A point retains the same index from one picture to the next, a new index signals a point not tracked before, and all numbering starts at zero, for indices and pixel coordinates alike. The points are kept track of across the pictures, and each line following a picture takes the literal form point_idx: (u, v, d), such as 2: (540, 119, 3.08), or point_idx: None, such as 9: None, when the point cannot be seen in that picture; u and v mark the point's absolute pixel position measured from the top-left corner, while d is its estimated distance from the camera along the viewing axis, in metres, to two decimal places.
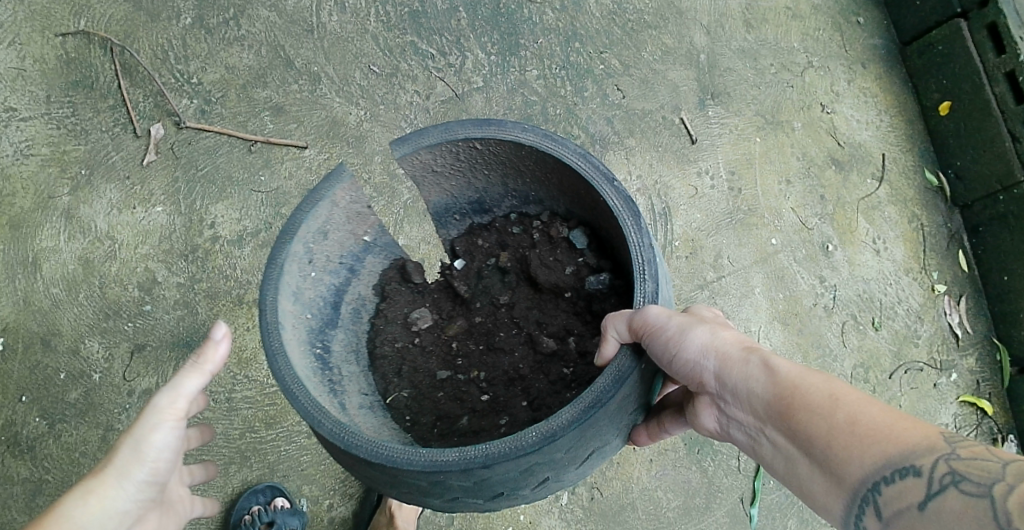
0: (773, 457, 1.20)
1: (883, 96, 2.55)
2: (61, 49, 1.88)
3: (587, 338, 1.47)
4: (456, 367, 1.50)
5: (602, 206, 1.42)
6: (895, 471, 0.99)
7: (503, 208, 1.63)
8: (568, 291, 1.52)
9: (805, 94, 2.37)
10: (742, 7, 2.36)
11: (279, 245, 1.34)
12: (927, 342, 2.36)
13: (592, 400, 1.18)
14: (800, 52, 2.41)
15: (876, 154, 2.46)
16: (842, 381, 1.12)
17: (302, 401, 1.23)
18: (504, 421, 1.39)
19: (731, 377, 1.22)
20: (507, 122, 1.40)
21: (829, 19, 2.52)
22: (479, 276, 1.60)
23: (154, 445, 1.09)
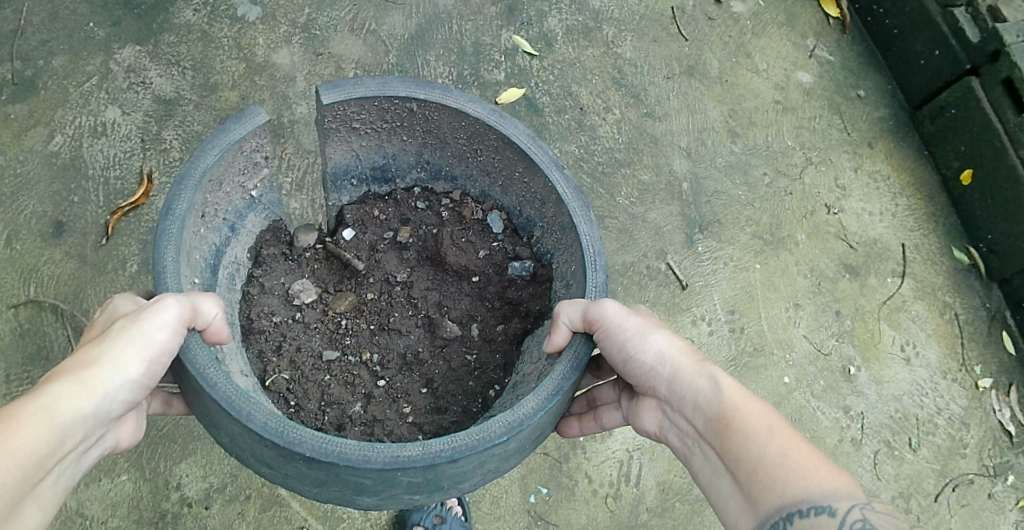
0: (700, 467, 1.23)
1: (896, 171, 2.29)
2: (14, 321, 1.69)
3: (491, 325, 1.54)
4: (345, 348, 1.49)
5: (536, 188, 1.50)
6: (812, 506, 1.00)
7: (405, 181, 1.67)
8: (476, 275, 1.57)
9: (807, 199, 2.16)
10: (725, 115, 2.16)
11: (171, 195, 1.25)
12: (976, 450, 2.12)
13: (554, 388, 1.23)
14: (796, 151, 2.19)
15: (895, 246, 2.23)
16: (780, 415, 1.15)
17: (221, 389, 1.12)
18: (408, 409, 1.43)
19: (681, 387, 1.25)
20: (453, 90, 1.46)
21: (826, 102, 2.27)
22: (371, 251, 1.60)
23: (156, 343, 1.07)
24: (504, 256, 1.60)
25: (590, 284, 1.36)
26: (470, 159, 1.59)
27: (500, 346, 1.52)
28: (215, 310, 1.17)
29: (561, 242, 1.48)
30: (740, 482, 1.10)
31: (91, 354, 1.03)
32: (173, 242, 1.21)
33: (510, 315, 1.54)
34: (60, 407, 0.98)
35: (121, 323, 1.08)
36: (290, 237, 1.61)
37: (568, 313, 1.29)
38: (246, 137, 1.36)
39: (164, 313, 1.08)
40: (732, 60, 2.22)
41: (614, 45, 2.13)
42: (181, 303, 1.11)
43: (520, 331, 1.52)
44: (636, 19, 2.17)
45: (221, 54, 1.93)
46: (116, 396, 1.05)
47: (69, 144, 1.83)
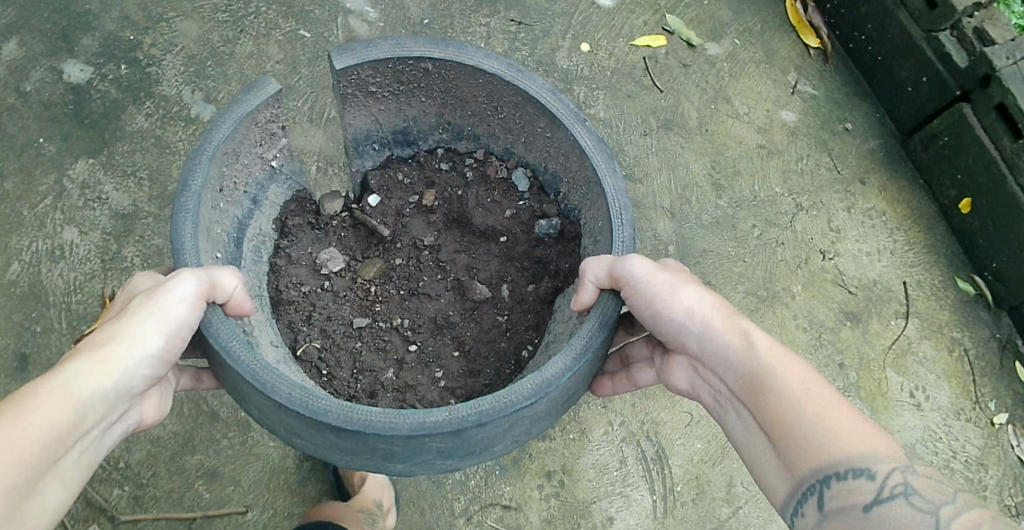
0: (732, 425, 1.24)
1: (891, 206, 2.19)
2: None
3: (521, 285, 1.62)
4: (375, 315, 1.60)
5: (559, 143, 1.55)
6: (851, 470, 1.01)
7: (427, 144, 1.76)
8: (503, 235, 1.67)
9: (800, 247, 2.06)
10: (707, 167, 2.05)
11: (188, 169, 1.31)
12: (996, 491, 1.98)
13: (581, 348, 1.22)
14: (785, 197, 2.09)
15: (896, 289, 2.12)
16: (815, 372, 1.13)
17: (246, 362, 1.15)
18: (440, 373, 1.53)
19: (713, 346, 1.21)
20: (467, 47, 1.52)
21: (813, 141, 2.17)
22: (397, 216, 1.71)
23: (172, 318, 1.10)
24: (530, 214, 1.68)
25: (617, 241, 1.35)
26: (491, 119, 1.65)
27: (530, 306, 1.59)
28: (232, 283, 1.20)
29: (587, 198, 1.52)
30: (776, 443, 1.10)
31: (109, 331, 1.06)
32: (190, 217, 1.25)
33: (539, 273, 1.62)
34: (81, 384, 1.00)
35: (137, 302, 1.11)
36: (316, 207, 1.71)
37: (595, 270, 1.28)
38: (255, 109, 1.41)
39: (180, 288, 1.11)
40: (711, 107, 2.12)
41: (586, 106, 2.04)
42: (198, 278, 1.14)
43: (552, 290, 1.59)
44: (607, 75, 2.08)
45: (177, 160, 1.85)
46: (136, 372, 1.07)
47: (28, 271, 1.76)
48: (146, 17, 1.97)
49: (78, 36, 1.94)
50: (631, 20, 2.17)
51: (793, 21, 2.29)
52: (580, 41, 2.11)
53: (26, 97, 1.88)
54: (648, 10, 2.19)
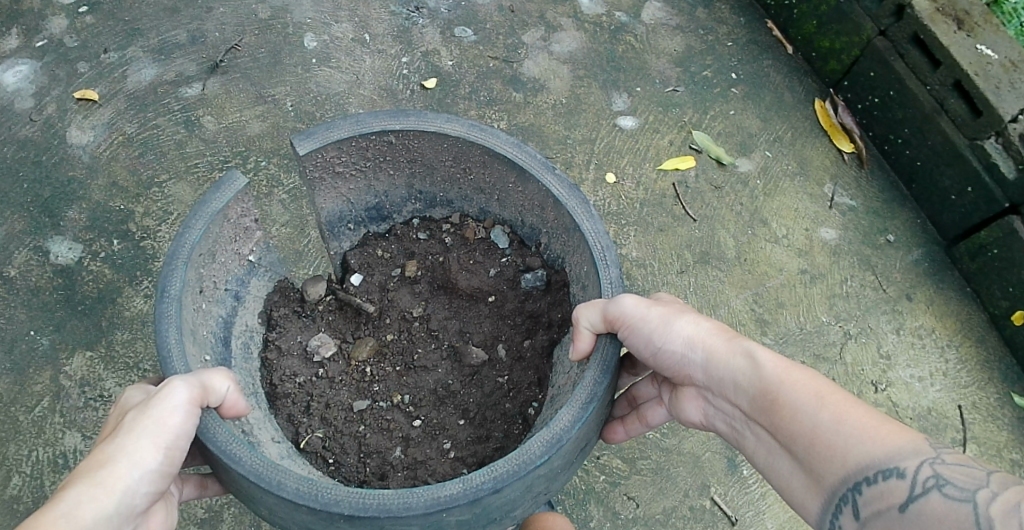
0: (755, 449, 1.18)
1: (941, 323, 2.00)
2: None
3: (517, 342, 1.48)
4: (374, 395, 1.44)
5: (533, 195, 1.45)
6: (879, 471, 0.93)
7: (402, 215, 1.63)
8: (491, 295, 1.53)
9: (851, 381, 1.86)
10: (748, 302, 1.88)
11: (164, 275, 1.21)
12: None
13: (587, 396, 1.15)
14: (832, 326, 1.91)
15: (953, 418, 1.89)
16: (826, 380, 1.06)
17: (248, 462, 1.06)
18: (448, 444, 1.38)
19: (718, 371, 1.16)
20: (428, 114, 1.44)
21: (856, 258, 2.02)
22: (382, 291, 1.55)
23: (172, 430, 0.99)
24: (516, 270, 1.55)
25: (605, 282, 1.28)
26: (462, 179, 1.54)
27: (531, 363, 1.46)
28: (225, 384, 1.10)
29: (573, 246, 1.40)
30: (799, 458, 1.03)
31: (104, 451, 0.94)
32: (172, 319, 1.16)
33: (534, 328, 1.49)
34: (82, 512, 0.89)
35: (131, 415, 0.99)
36: (299, 293, 1.56)
37: (588, 317, 1.20)
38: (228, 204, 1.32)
39: (175, 397, 1.00)
40: (749, 232, 1.97)
41: (617, 245, 1.88)
42: (189, 383, 1.03)
43: (548, 343, 1.46)
44: (636, 208, 1.93)
45: None
46: (139, 494, 0.96)
47: (29, 486, 1.53)
48: (136, 183, 1.81)
49: (63, 208, 1.78)
50: (655, 141, 2.03)
51: (824, 126, 2.17)
52: (603, 171, 1.96)
53: (9, 283, 1.71)
54: (672, 128, 2.06)
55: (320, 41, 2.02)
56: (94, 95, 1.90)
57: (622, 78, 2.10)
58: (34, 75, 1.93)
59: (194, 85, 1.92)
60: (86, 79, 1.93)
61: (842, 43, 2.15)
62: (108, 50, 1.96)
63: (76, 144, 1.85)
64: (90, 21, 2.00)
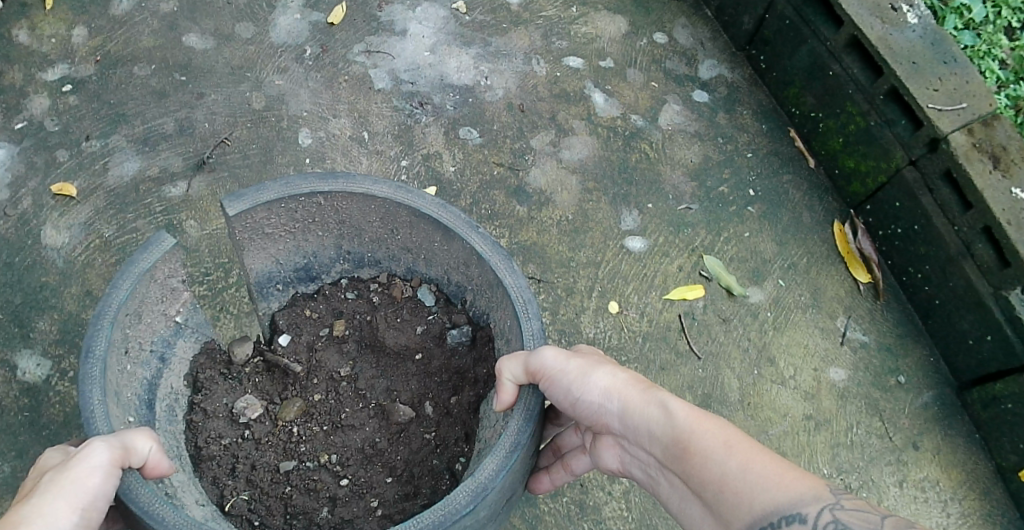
0: (670, 494, 1.22)
1: (947, 474, 1.88)
2: None
3: (445, 398, 1.45)
4: (301, 456, 1.39)
5: (457, 253, 1.44)
6: (783, 517, 0.96)
7: (331, 275, 1.59)
8: (419, 352, 1.50)
9: None
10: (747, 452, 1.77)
11: (89, 334, 1.16)
12: None
13: (511, 444, 1.16)
14: (832, 479, 1.80)
15: None
16: (733, 426, 1.11)
17: (169, 523, 1.01)
18: (376, 502, 1.33)
19: (634, 423, 1.19)
20: (356, 175, 1.41)
21: (863, 402, 1.92)
22: (309, 351, 1.50)
23: (88, 490, 0.96)
24: (443, 327, 1.52)
25: (527, 335, 1.29)
26: (388, 240, 1.52)
27: (457, 418, 1.42)
28: (148, 444, 1.06)
29: (497, 307, 1.40)
30: (710, 505, 1.07)
31: (15, 514, 0.90)
32: (98, 378, 1.11)
33: (461, 383, 1.45)
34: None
35: (46, 479, 0.96)
36: (226, 355, 1.51)
37: (511, 370, 1.21)
38: (156, 265, 1.28)
39: (94, 458, 0.97)
40: (754, 373, 1.87)
41: None
42: (109, 444, 1.00)
43: (475, 399, 1.42)
44: (638, 342, 1.83)
45: None
46: None
47: None
48: None
49: (33, 318, 1.68)
50: (663, 266, 1.92)
51: (842, 252, 2.06)
52: (607, 299, 1.85)
53: None
54: (682, 252, 1.95)
55: (314, 138, 1.89)
56: (71, 190, 1.79)
57: (633, 193, 1.98)
58: (11, 161, 1.82)
59: (178, 186, 1.81)
60: (65, 170, 1.82)
61: (868, 165, 2.03)
62: (90, 138, 1.84)
63: (50, 245, 1.75)
64: (72, 103, 1.88)
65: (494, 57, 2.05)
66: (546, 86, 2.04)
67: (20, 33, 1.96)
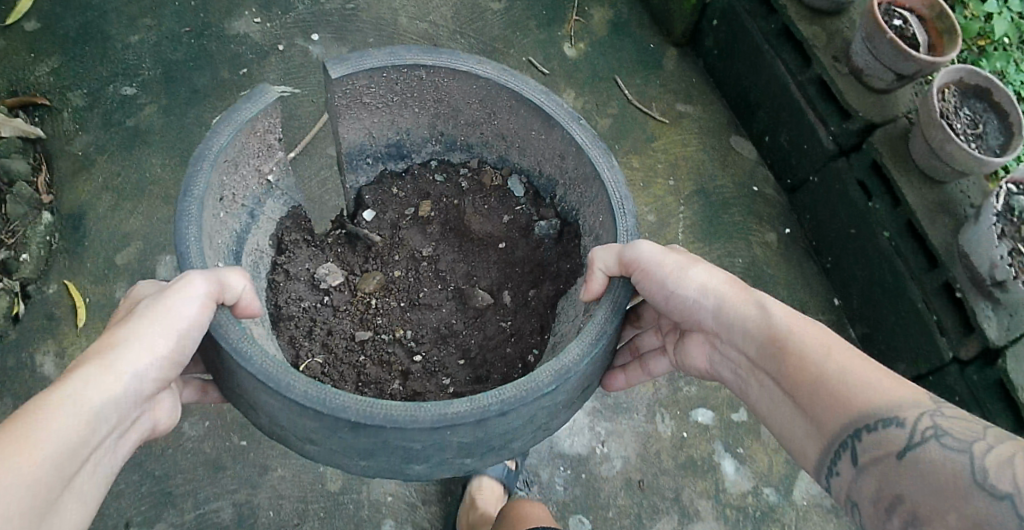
0: (758, 396, 1.59)
1: None
2: None
3: (524, 290, 2.09)
4: (380, 329, 2.02)
5: (554, 142, 2.01)
6: (880, 419, 1.27)
7: (419, 156, 2.28)
8: (501, 242, 2.16)
9: None
10: None
11: (192, 172, 1.66)
12: None
13: (596, 334, 1.57)
14: None
15: None
16: (830, 333, 1.44)
17: (259, 363, 1.45)
18: (448, 380, 1.95)
19: (729, 316, 1.57)
20: (459, 57, 1.95)
21: None
22: (394, 228, 2.19)
23: (182, 316, 1.37)
24: (529, 218, 2.18)
25: (623, 230, 1.75)
26: (480, 119, 2.14)
27: (535, 309, 2.04)
28: (241, 284, 1.51)
29: (587, 197, 1.96)
30: (808, 408, 1.40)
31: (121, 332, 1.32)
32: (192, 210, 1.60)
33: (537, 280, 2.09)
34: (91, 393, 1.23)
35: (147, 304, 1.37)
36: (308, 224, 2.18)
37: (604, 258, 1.64)
38: (257, 117, 1.79)
39: (189, 293, 1.38)
40: None
41: None
42: (207, 280, 1.43)
43: (554, 292, 2.04)
44: None
45: None
46: (145, 371, 1.31)
47: None
48: None
49: None
50: None
51: None
52: None
53: None
54: None
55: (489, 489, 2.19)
56: None
57: None
58: (192, 467, 2.13)
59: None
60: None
61: None
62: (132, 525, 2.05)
63: None
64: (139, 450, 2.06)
65: (614, 410, 2.32)
66: (670, 451, 2.28)
67: (45, 360, 2.02)
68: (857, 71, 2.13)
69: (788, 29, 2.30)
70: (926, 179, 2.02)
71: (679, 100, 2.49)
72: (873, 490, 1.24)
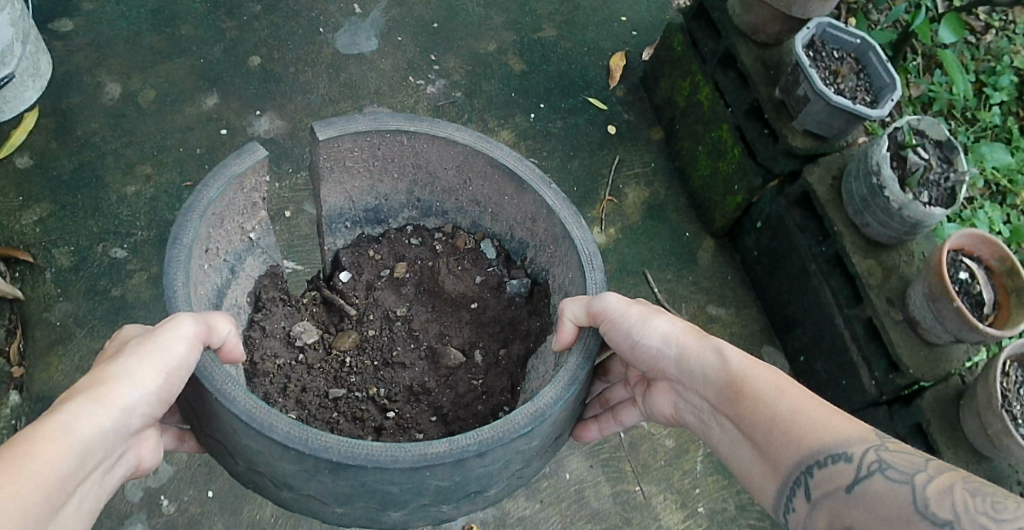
0: (719, 437, 1.73)
1: None
2: None
3: (496, 350, 2.13)
4: (354, 388, 2.04)
5: (524, 206, 2.08)
6: (830, 456, 1.45)
7: (395, 222, 2.32)
8: (472, 301, 2.20)
9: None
10: None
11: (182, 224, 1.70)
12: None
13: (569, 380, 1.70)
14: None
15: None
16: (777, 373, 1.62)
17: (242, 405, 1.52)
18: (419, 434, 1.96)
19: (690, 361, 1.72)
20: (436, 123, 2.04)
21: None
22: (368, 291, 2.23)
23: (171, 355, 1.41)
24: (498, 279, 2.23)
25: (591, 282, 1.86)
26: (458, 188, 2.20)
27: (505, 369, 2.09)
28: (226, 329, 1.60)
29: (557, 259, 2.04)
30: (762, 446, 1.57)
31: (113, 368, 1.36)
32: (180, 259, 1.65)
33: (507, 340, 2.14)
34: (80, 422, 1.26)
35: (137, 343, 1.41)
36: (284, 282, 2.20)
37: (574, 309, 1.78)
38: (245, 171, 1.86)
39: (180, 329, 1.44)
40: None
41: None
42: (194, 321, 1.48)
43: (523, 351, 2.10)
44: None
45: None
46: (132, 402, 1.35)
47: None
48: None
49: None
50: None
51: None
52: None
53: None
54: None
55: None
56: None
57: None
58: None
59: None
60: None
61: None
62: None
63: None
64: None
65: None
66: None
67: None
68: (914, 324, 2.28)
69: (841, 257, 2.45)
70: (976, 451, 2.22)
71: (711, 304, 2.66)
72: (825, 523, 1.45)
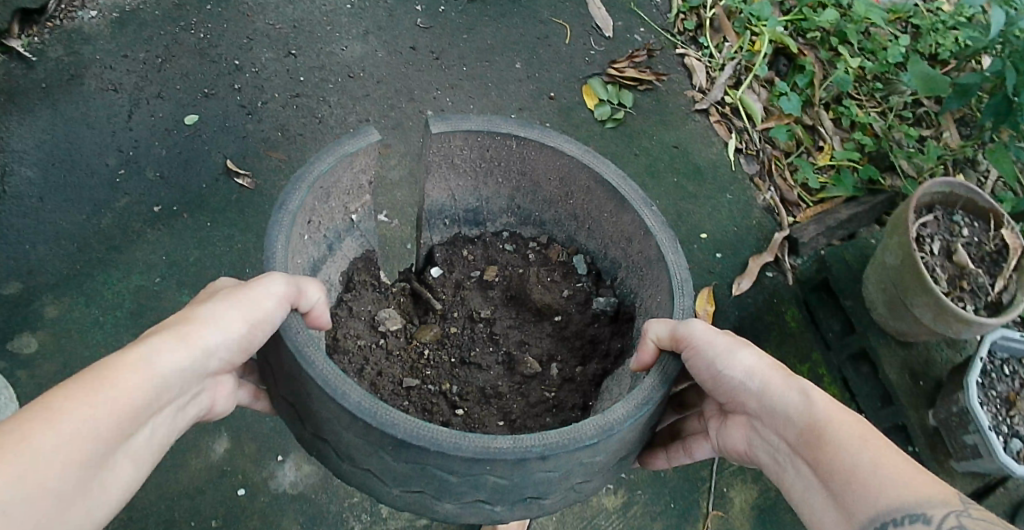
0: (791, 486, 0.99)
1: None
2: None
3: (571, 366, 1.29)
4: (424, 378, 1.26)
5: (627, 227, 1.26)
6: (906, 514, 0.81)
7: (495, 224, 1.43)
8: (559, 314, 1.33)
9: None
10: None
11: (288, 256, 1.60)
12: None
13: (644, 397, 0.98)
14: None
15: None
16: (862, 419, 0.92)
17: (317, 366, 0.93)
18: (501, 422, 1.21)
19: (772, 409, 0.98)
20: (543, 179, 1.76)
21: None
22: (455, 287, 1.38)
23: (258, 317, 0.91)
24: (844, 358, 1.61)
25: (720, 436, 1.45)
26: (560, 202, 1.36)
27: (580, 385, 1.25)
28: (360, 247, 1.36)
29: None
30: (831, 490, 0.89)
31: (196, 311, 0.88)
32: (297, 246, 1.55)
33: (591, 354, 1.29)
34: (162, 361, 0.81)
35: (226, 293, 0.93)
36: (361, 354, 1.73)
37: (655, 329, 1.03)
38: None
39: (363, 136, 1.19)
40: None
41: None
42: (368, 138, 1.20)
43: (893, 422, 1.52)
44: None
45: None
46: (217, 343, 0.87)
47: None
48: None
49: None
50: None
51: None
52: None
53: None
54: None
55: None
56: None
57: None
58: None
59: None
60: None
61: None
62: None
63: None
64: None
65: None
66: None
67: None
68: None
69: None
70: None
71: None
72: None
